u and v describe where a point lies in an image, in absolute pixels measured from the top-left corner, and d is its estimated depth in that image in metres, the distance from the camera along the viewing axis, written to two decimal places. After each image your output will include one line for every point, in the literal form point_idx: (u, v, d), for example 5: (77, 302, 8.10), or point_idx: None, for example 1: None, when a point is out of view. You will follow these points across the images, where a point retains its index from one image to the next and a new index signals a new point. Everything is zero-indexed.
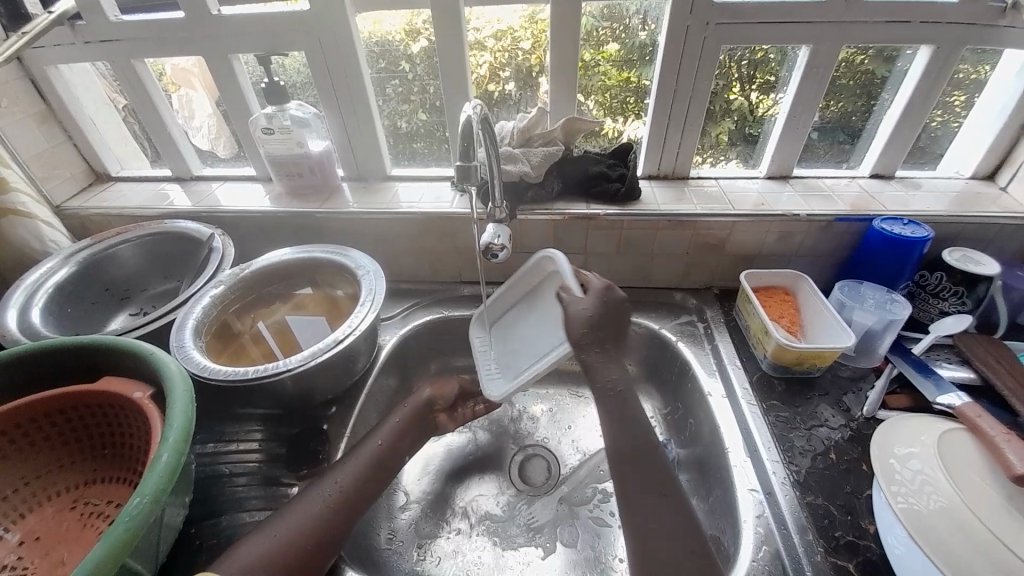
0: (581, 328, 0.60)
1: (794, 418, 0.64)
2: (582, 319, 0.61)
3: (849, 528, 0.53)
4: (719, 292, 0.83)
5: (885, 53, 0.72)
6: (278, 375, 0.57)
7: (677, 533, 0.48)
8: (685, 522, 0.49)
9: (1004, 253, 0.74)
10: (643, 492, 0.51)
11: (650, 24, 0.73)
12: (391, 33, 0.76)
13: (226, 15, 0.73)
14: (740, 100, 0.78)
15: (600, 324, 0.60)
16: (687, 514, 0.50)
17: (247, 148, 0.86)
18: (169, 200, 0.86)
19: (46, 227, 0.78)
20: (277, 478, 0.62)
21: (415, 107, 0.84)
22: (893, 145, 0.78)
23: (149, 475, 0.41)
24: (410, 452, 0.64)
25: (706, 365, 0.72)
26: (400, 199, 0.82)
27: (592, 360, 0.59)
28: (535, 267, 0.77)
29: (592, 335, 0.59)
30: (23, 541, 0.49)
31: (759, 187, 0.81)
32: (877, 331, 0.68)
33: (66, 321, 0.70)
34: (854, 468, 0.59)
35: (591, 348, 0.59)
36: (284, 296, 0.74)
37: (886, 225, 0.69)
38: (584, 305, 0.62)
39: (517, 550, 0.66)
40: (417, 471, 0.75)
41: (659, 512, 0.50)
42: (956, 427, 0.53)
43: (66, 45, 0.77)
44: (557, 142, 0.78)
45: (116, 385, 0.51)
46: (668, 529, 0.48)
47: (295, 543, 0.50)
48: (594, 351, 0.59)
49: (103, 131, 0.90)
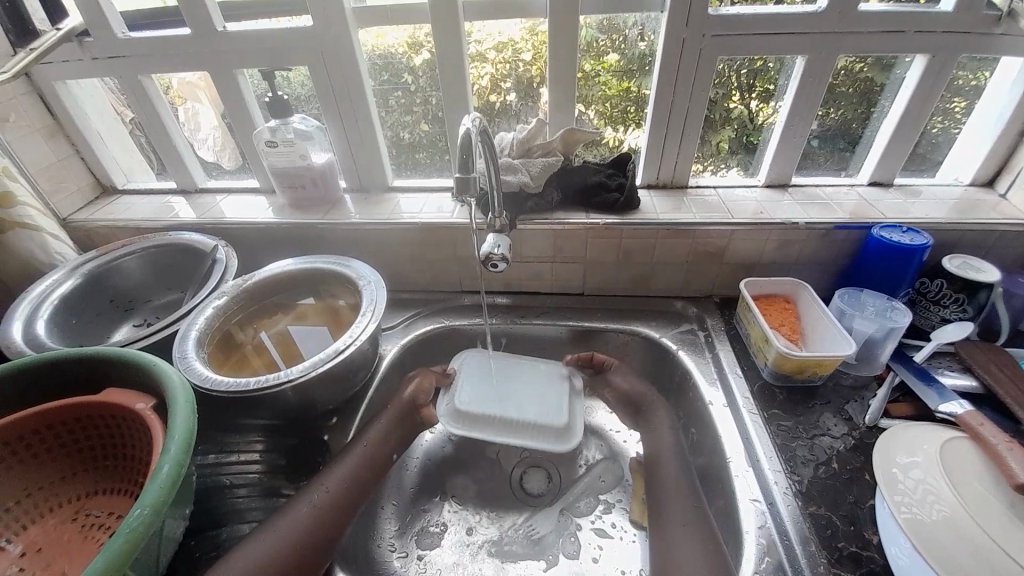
0: (630, 394, 0.73)
1: (795, 427, 0.64)
2: (629, 386, 0.73)
3: (852, 539, 0.53)
4: (720, 301, 0.83)
5: (883, 62, 0.72)
6: (279, 386, 0.57)
7: (701, 544, 0.52)
8: (699, 524, 0.55)
9: (1006, 260, 0.74)
10: (676, 500, 0.58)
11: (648, 35, 0.74)
12: (393, 46, 0.78)
13: (231, 31, 0.75)
14: (739, 108, 0.78)
15: (648, 390, 0.72)
16: (710, 532, 0.54)
17: (250, 160, 0.88)
18: (174, 212, 0.87)
19: (52, 239, 0.79)
20: (277, 489, 0.64)
21: (417, 119, 0.85)
22: (891, 153, 0.78)
23: (150, 485, 0.41)
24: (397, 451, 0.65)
25: (706, 374, 0.72)
26: (401, 210, 0.83)
27: (644, 414, 0.70)
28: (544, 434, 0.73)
29: (641, 398, 0.72)
30: (25, 552, 0.49)
31: (758, 195, 0.81)
32: (878, 339, 0.68)
33: (69, 332, 0.71)
34: (856, 477, 0.58)
35: (643, 407, 0.71)
36: (287, 306, 0.75)
37: (885, 233, 0.69)
38: (630, 378, 0.74)
39: (517, 562, 0.66)
40: (404, 476, 0.75)
41: (682, 514, 0.56)
42: (958, 436, 0.53)
43: (74, 61, 0.79)
44: (557, 153, 0.79)
45: (118, 396, 0.52)
46: (699, 530, 0.54)
47: (286, 543, 0.51)
48: (646, 408, 0.71)
49: (109, 144, 0.91)
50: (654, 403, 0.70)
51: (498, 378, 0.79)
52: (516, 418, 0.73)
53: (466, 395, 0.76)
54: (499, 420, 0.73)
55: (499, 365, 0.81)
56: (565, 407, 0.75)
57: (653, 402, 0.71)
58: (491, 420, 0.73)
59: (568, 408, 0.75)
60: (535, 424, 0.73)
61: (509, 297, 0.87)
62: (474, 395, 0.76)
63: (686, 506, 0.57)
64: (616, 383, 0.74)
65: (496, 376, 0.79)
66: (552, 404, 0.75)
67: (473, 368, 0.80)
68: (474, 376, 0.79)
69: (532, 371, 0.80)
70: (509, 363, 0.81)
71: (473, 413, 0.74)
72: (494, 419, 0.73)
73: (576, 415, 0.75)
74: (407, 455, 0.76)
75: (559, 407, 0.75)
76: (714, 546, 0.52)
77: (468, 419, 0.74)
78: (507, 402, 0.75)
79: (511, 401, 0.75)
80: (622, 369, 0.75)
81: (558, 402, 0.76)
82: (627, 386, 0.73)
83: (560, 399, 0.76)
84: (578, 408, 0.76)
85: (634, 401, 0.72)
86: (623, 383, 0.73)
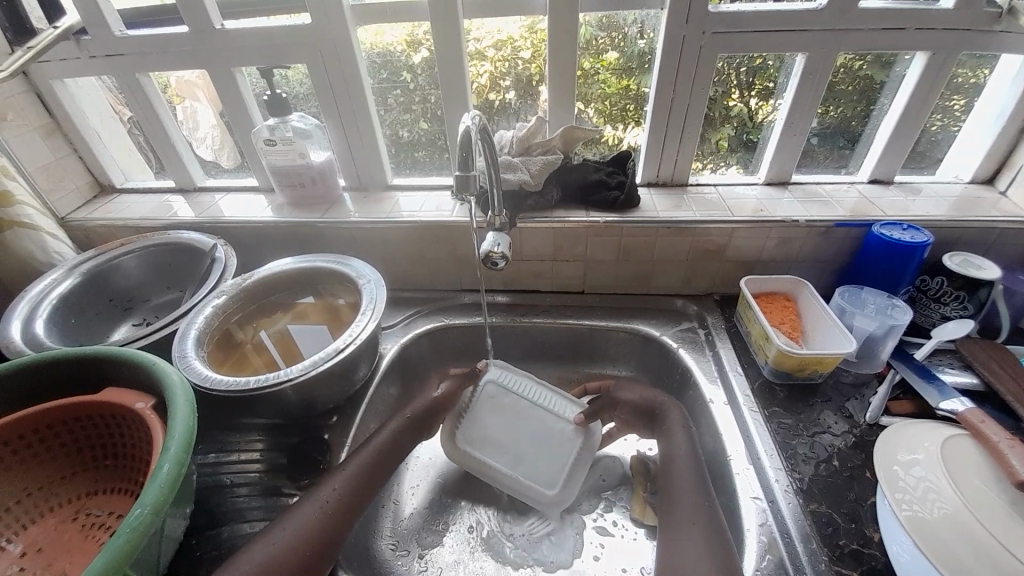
0: (640, 403, 0.70)
1: (796, 425, 0.64)
2: (637, 395, 0.71)
3: (853, 536, 0.53)
4: (720, 299, 0.83)
5: (883, 59, 0.72)
6: (279, 385, 0.57)
7: (702, 543, 0.52)
8: (698, 521, 0.55)
9: (1006, 257, 0.74)
10: (678, 497, 0.58)
11: (648, 33, 0.74)
12: (392, 44, 0.77)
13: (228, 28, 0.74)
14: (739, 106, 0.78)
15: (658, 395, 0.71)
16: (711, 530, 0.53)
17: (249, 159, 0.87)
18: (172, 211, 0.87)
19: (50, 238, 0.78)
20: (278, 488, 0.62)
21: (416, 117, 0.84)
22: (891, 151, 0.78)
23: (150, 486, 0.41)
24: (399, 450, 0.65)
25: (707, 372, 0.72)
26: (401, 208, 0.82)
27: (658, 421, 0.68)
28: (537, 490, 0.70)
29: (650, 406, 0.70)
30: (25, 552, 0.49)
31: (758, 193, 0.81)
32: (878, 337, 0.68)
33: (69, 332, 0.70)
34: (858, 475, 0.58)
35: (657, 413, 0.69)
36: (287, 305, 0.75)
37: (885, 231, 0.69)
38: (636, 390, 0.72)
39: (519, 562, 0.66)
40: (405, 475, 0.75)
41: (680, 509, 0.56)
42: (960, 433, 0.53)
43: (72, 59, 0.78)
44: (557, 150, 0.79)
45: (118, 396, 0.52)
46: (699, 525, 0.54)
47: (294, 547, 0.50)
48: (659, 413, 0.68)
49: (107, 143, 0.91)
50: (667, 405, 0.69)
51: (507, 421, 0.75)
52: (507, 472, 0.71)
53: (472, 430, 0.74)
54: (492, 468, 0.72)
55: (516, 406, 0.76)
56: (560, 474, 0.71)
57: (667, 406, 0.69)
58: (485, 465, 0.72)
59: (562, 477, 0.70)
60: (523, 486, 0.70)
61: (509, 296, 0.86)
62: (479, 432, 0.74)
63: (685, 503, 0.57)
64: (623, 399, 0.72)
65: (507, 418, 0.75)
66: (547, 469, 0.71)
67: (489, 402, 0.77)
68: (487, 411, 0.76)
69: (542, 423, 0.74)
70: (524, 409, 0.76)
71: (473, 452, 0.73)
72: (489, 465, 0.72)
73: (574, 483, 0.70)
74: (411, 455, 0.77)
75: (553, 473, 0.71)
76: (711, 541, 0.52)
77: (467, 457, 0.72)
78: (505, 451, 0.73)
79: (510, 452, 0.73)
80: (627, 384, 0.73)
81: (553, 466, 0.71)
82: (630, 395, 0.71)
83: (558, 462, 0.72)
84: (579, 472, 0.71)
85: (646, 409, 0.70)
86: (629, 396, 0.71)
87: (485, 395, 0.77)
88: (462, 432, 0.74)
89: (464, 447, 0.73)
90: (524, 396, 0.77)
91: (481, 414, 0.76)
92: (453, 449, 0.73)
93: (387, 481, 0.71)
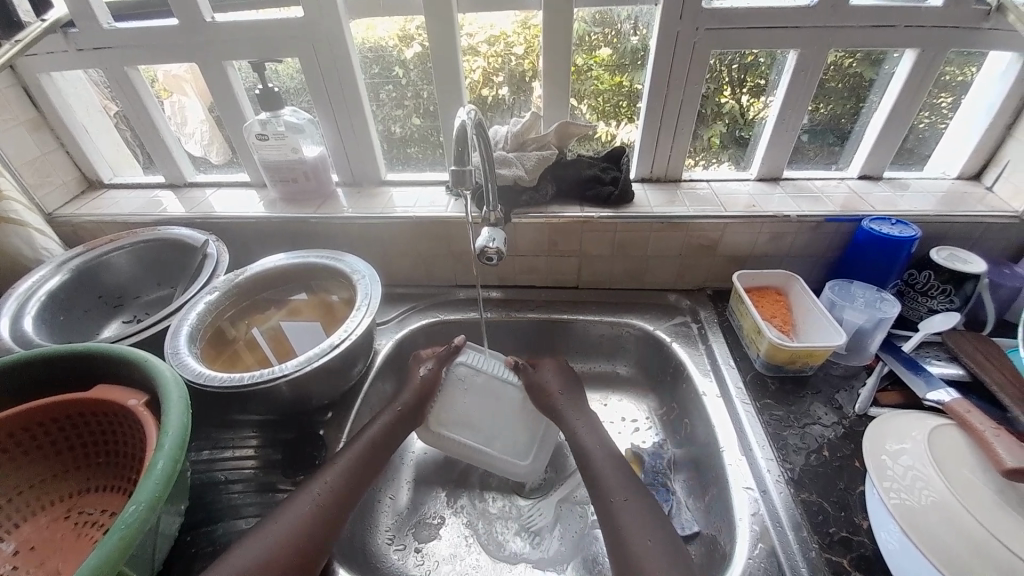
0: (543, 399, 0.70)
1: (788, 416, 0.65)
2: (550, 388, 0.71)
3: (843, 524, 0.54)
4: (712, 293, 0.84)
5: (872, 57, 0.73)
6: (273, 380, 0.57)
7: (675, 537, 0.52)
8: None
9: (993, 252, 0.75)
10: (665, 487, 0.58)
11: (641, 29, 0.74)
12: (384, 38, 0.77)
13: (220, 22, 0.73)
14: (731, 103, 0.78)
15: (558, 395, 0.70)
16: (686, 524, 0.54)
17: (241, 155, 0.87)
18: (162, 207, 0.86)
19: (38, 235, 0.77)
20: (274, 484, 0.62)
21: (409, 113, 0.84)
22: (880, 147, 0.79)
23: (147, 482, 0.41)
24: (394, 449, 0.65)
25: (700, 366, 0.73)
26: (395, 204, 0.82)
27: (558, 420, 0.68)
28: (515, 465, 0.70)
29: (554, 405, 0.69)
30: (18, 550, 0.48)
31: (749, 189, 0.82)
32: (867, 330, 0.69)
33: (58, 329, 0.69)
34: (847, 464, 0.59)
35: (556, 411, 0.69)
36: (280, 302, 0.74)
37: (874, 225, 0.70)
38: (550, 380, 0.72)
39: (515, 556, 0.66)
40: (401, 470, 0.75)
41: None
42: (948, 424, 0.54)
43: (58, 53, 0.77)
44: (551, 146, 0.79)
45: (112, 393, 0.51)
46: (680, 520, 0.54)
47: (289, 543, 0.50)
48: (558, 412, 0.69)
49: (94, 137, 0.89)
50: (564, 406, 0.69)
51: (479, 400, 0.72)
52: (488, 453, 0.70)
53: (449, 414, 0.71)
54: (474, 450, 0.70)
55: (490, 386, 0.72)
56: (532, 446, 0.71)
57: (564, 405, 0.69)
58: (464, 447, 0.70)
59: (534, 448, 0.71)
60: (504, 463, 0.70)
61: (503, 292, 0.87)
62: (454, 414, 0.71)
63: None
64: (538, 386, 0.71)
65: (483, 399, 0.72)
66: (518, 443, 0.71)
67: (462, 385, 0.72)
68: (461, 394, 0.72)
69: (507, 403, 0.72)
70: (497, 387, 0.72)
71: (454, 437, 0.71)
72: (470, 447, 0.70)
73: (544, 453, 0.72)
74: (406, 450, 0.77)
75: (526, 446, 0.71)
76: None
77: (447, 441, 0.71)
78: (479, 430, 0.71)
79: (489, 431, 0.71)
80: (549, 367, 0.73)
81: (522, 442, 0.71)
82: (543, 391, 0.71)
83: (526, 437, 0.72)
84: (546, 446, 0.72)
85: (547, 406, 0.70)
86: (539, 390, 0.71)
87: (458, 374, 0.73)
88: (437, 416, 0.71)
89: (443, 430, 0.71)
90: (495, 374, 0.73)
91: (455, 393, 0.72)
92: (431, 434, 0.71)
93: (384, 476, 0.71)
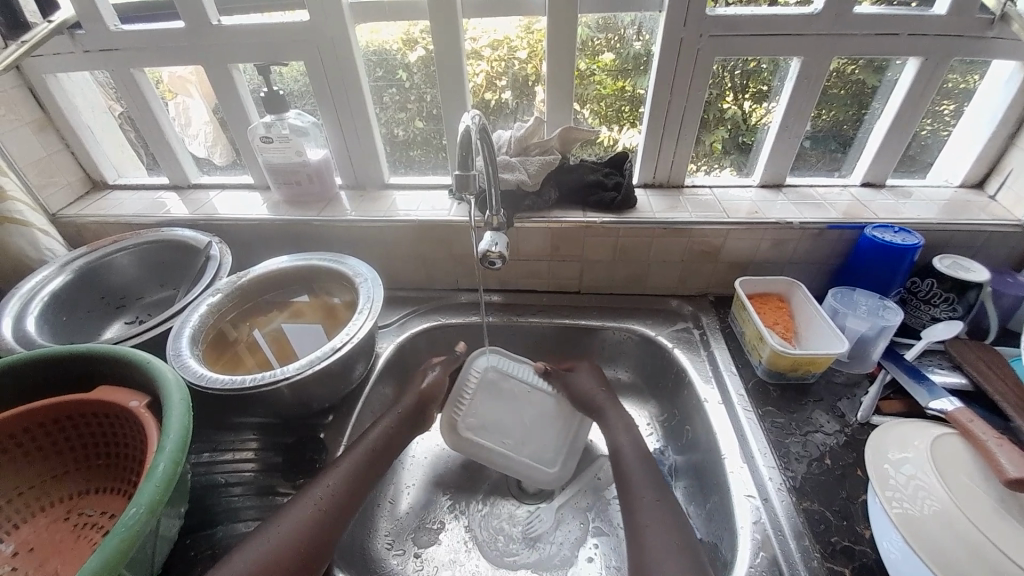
0: (584, 399, 0.71)
1: (790, 424, 0.65)
2: (586, 386, 0.72)
3: (845, 533, 0.53)
4: (714, 299, 0.84)
5: (875, 64, 0.74)
6: (275, 383, 0.57)
7: (676, 543, 0.52)
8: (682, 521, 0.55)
9: (995, 260, 0.75)
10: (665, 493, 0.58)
11: (644, 35, 0.74)
12: (388, 42, 0.77)
13: (226, 25, 0.74)
14: (733, 109, 0.79)
15: (599, 395, 0.71)
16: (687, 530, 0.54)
17: (244, 157, 0.87)
18: (166, 208, 0.86)
19: (42, 234, 0.78)
20: (273, 487, 0.62)
21: (412, 116, 0.84)
22: (883, 155, 0.80)
23: (147, 485, 0.41)
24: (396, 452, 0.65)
25: (703, 372, 0.73)
26: (397, 207, 0.82)
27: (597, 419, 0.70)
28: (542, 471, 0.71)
29: (592, 402, 0.71)
30: (17, 551, 0.48)
31: (752, 195, 0.82)
32: (870, 337, 0.69)
33: (60, 329, 0.70)
34: (848, 473, 0.59)
35: (596, 410, 0.70)
36: (282, 304, 0.74)
37: (877, 233, 0.70)
38: (587, 381, 0.73)
39: (516, 562, 0.66)
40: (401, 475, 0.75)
41: (670, 502, 0.57)
42: (950, 433, 0.54)
43: (64, 54, 0.77)
44: (554, 151, 0.80)
45: (114, 395, 0.51)
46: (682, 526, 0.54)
47: (289, 547, 0.50)
48: (598, 411, 0.70)
49: (99, 138, 0.89)
50: (605, 406, 0.69)
51: (506, 405, 0.74)
52: (513, 457, 0.71)
53: (470, 418, 0.72)
54: (497, 455, 0.71)
55: (517, 390, 0.75)
56: (561, 452, 0.73)
57: (604, 403, 0.70)
58: (487, 451, 0.70)
59: (563, 454, 0.73)
60: (529, 470, 0.70)
61: (504, 295, 0.87)
62: (476, 418, 0.72)
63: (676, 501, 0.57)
64: (574, 386, 0.73)
65: (509, 403, 0.74)
66: (547, 449, 0.72)
67: (487, 389, 0.74)
68: (486, 398, 0.74)
69: (540, 405, 0.74)
70: (524, 392, 0.75)
71: (476, 441, 0.71)
72: (495, 451, 0.71)
73: (572, 459, 0.73)
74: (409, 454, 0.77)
75: (555, 452, 0.72)
76: (692, 545, 0.52)
77: (468, 446, 0.71)
78: (503, 433, 0.72)
79: (514, 437, 0.72)
80: (585, 369, 0.75)
81: (555, 444, 0.73)
82: (581, 391, 0.72)
83: (559, 440, 0.73)
84: (574, 453, 0.73)
85: (588, 406, 0.71)
86: (575, 390, 0.72)
87: (487, 377, 0.75)
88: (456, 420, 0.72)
89: (466, 434, 0.71)
90: (525, 379, 0.76)
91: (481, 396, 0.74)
92: (454, 440, 0.71)
93: (384, 480, 0.71)
